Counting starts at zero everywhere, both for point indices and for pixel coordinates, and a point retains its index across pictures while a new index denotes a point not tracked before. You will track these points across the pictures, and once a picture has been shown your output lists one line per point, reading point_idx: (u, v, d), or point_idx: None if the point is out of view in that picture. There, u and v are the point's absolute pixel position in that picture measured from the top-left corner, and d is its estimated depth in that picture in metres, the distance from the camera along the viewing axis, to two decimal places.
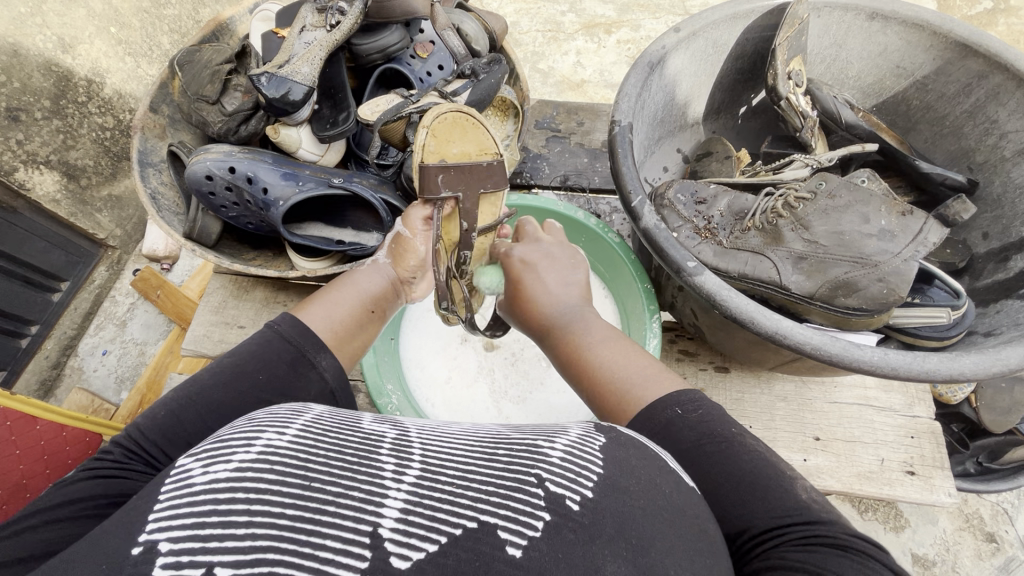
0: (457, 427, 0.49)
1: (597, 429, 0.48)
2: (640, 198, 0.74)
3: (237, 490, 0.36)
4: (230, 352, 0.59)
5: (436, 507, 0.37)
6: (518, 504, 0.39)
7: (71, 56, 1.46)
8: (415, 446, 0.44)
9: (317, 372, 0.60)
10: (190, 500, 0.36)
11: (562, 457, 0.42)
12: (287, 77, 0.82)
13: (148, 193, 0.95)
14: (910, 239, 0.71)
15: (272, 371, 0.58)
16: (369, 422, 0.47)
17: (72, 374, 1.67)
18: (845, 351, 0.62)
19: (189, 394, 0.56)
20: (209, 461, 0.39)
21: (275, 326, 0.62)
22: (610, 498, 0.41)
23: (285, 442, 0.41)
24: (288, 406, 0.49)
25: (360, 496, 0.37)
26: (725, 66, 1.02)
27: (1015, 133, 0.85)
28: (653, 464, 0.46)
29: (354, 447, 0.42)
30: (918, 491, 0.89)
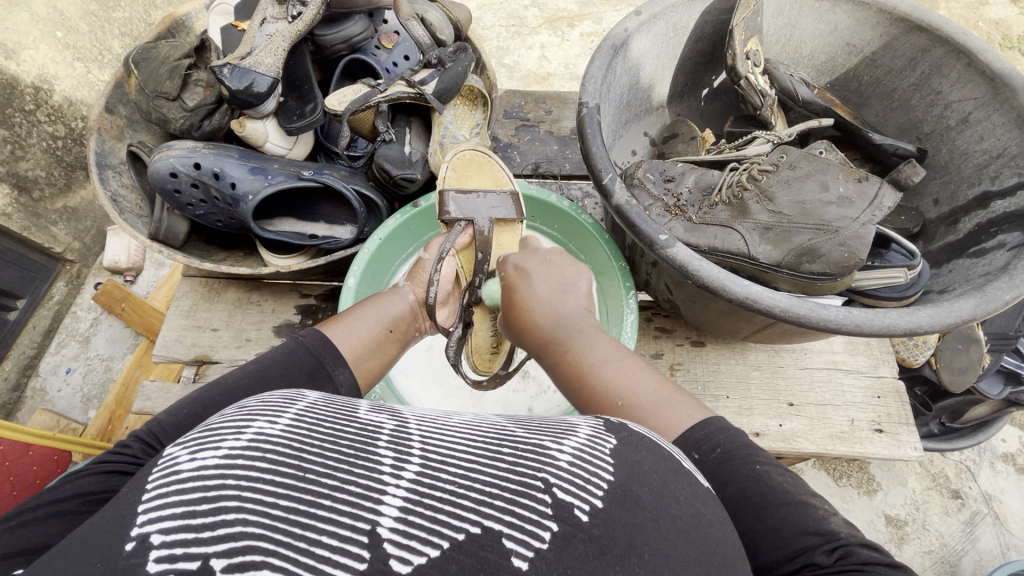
0: (460, 417, 0.47)
1: (607, 428, 0.46)
2: (611, 176, 0.76)
3: (227, 478, 0.34)
4: (255, 359, 0.61)
5: (437, 507, 0.36)
6: (524, 511, 0.37)
7: (15, 62, 1.40)
8: (414, 437, 0.41)
9: (334, 385, 0.63)
10: (178, 486, 0.34)
11: (570, 462, 0.41)
12: (251, 68, 0.80)
13: (109, 195, 0.92)
14: (867, 204, 0.75)
15: (293, 379, 0.60)
16: (366, 412, 0.44)
17: (34, 396, 1.60)
18: (813, 311, 0.65)
19: (212, 396, 0.57)
20: (197, 448, 0.37)
21: (301, 339, 0.64)
22: (620, 509, 0.39)
23: (277, 431, 0.39)
24: (281, 391, 0.46)
25: (357, 492, 0.35)
26: (685, 49, 1.04)
27: (958, 103, 0.90)
28: (665, 464, 0.45)
29: (350, 439, 0.39)
30: (887, 448, 0.93)
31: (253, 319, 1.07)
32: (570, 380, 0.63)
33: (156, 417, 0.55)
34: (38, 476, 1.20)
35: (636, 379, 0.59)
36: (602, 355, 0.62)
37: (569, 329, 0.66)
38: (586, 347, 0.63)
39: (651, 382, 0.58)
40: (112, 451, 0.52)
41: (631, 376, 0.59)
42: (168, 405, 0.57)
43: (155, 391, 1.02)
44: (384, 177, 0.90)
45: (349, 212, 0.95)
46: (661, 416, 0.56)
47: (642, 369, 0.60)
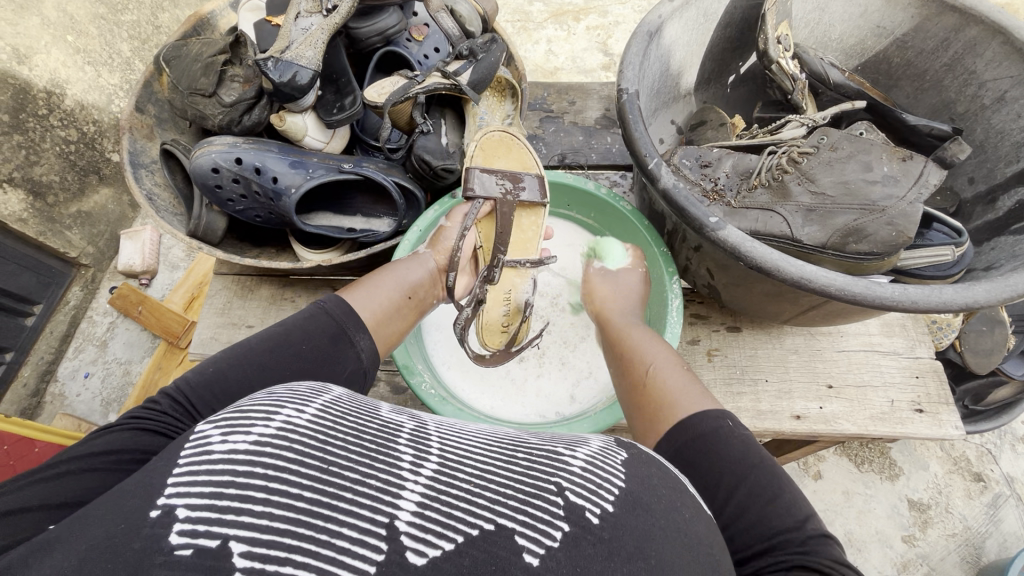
0: (473, 428, 0.51)
1: (619, 444, 0.51)
2: (655, 161, 0.76)
3: (256, 465, 0.36)
4: (279, 322, 0.64)
5: (454, 504, 0.38)
6: (537, 511, 0.40)
7: (28, 66, 1.40)
8: (432, 440, 0.45)
9: (355, 352, 0.66)
10: (208, 468, 0.36)
11: (582, 468, 0.45)
12: (293, 60, 0.80)
13: (145, 193, 0.92)
14: (913, 182, 0.75)
15: (315, 342, 0.63)
16: (387, 412, 0.48)
17: (54, 401, 1.60)
18: (869, 289, 0.65)
19: (237, 355, 0.59)
20: (228, 430, 0.39)
21: (322, 303, 0.68)
22: (629, 514, 0.42)
23: (304, 421, 0.41)
24: (308, 383, 0.49)
25: (377, 486, 0.37)
26: (715, 34, 1.05)
27: (994, 81, 0.90)
28: (674, 488, 0.48)
29: (372, 434, 0.42)
30: (928, 427, 0.94)
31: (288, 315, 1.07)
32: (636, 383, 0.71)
33: (184, 375, 0.57)
34: None
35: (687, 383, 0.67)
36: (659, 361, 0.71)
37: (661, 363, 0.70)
38: (665, 372, 0.68)
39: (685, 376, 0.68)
40: (142, 409, 0.54)
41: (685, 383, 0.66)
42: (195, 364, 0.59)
43: None
44: (424, 168, 0.90)
45: (388, 205, 0.95)
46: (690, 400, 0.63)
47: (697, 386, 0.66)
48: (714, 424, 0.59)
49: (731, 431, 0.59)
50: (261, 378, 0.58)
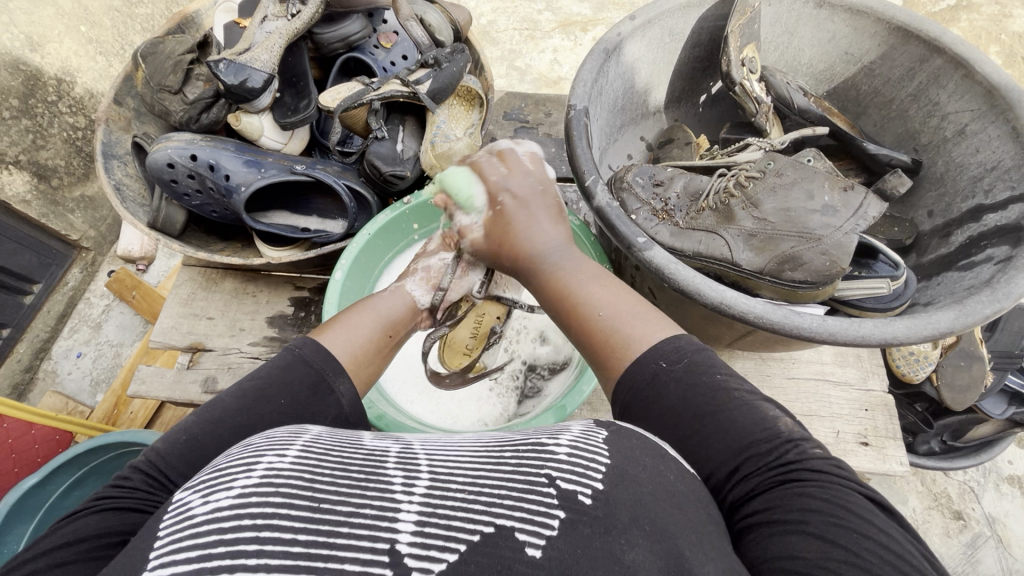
0: (459, 438, 0.49)
1: (598, 425, 0.48)
2: (593, 178, 0.76)
3: (243, 517, 0.35)
4: (252, 375, 0.58)
5: (451, 515, 0.38)
6: (531, 505, 0.39)
7: (39, 54, 1.45)
8: (419, 458, 0.44)
9: (335, 399, 0.59)
10: (193, 532, 0.35)
11: (568, 453, 0.42)
12: (246, 64, 0.82)
13: (112, 184, 0.95)
14: (852, 213, 0.74)
15: (294, 394, 0.56)
16: (369, 441, 0.47)
17: (46, 377, 1.65)
18: (787, 319, 0.65)
19: (214, 418, 0.53)
20: (208, 491, 0.38)
21: (295, 348, 0.60)
22: (621, 487, 0.41)
23: (287, 464, 0.40)
24: (285, 428, 0.48)
25: (372, 513, 0.37)
26: (684, 51, 1.04)
27: (955, 114, 0.88)
28: (653, 453, 0.45)
29: (359, 465, 0.42)
30: (872, 462, 0.92)
31: (247, 310, 1.09)
32: (559, 304, 0.62)
33: (154, 444, 0.51)
34: (39, 454, 1.25)
35: (614, 300, 0.58)
36: (585, 274, 0.62)
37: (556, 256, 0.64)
38: (571, 272, 0.62)
39: (629, 298, 0.59)
40: (112, 485, 0.48)
41: (628, 313, 0.56)
42: (165, 431, 0.53)
43: (150, 375, 1.04)
44: (375, 173, 0.92)
45: (341, 207, 0.97)
46: (633, 328, 0.55)
47: (625, 294, 0.59)
48: (654, 363, 0.52)
49: (668, 374, 0.51)
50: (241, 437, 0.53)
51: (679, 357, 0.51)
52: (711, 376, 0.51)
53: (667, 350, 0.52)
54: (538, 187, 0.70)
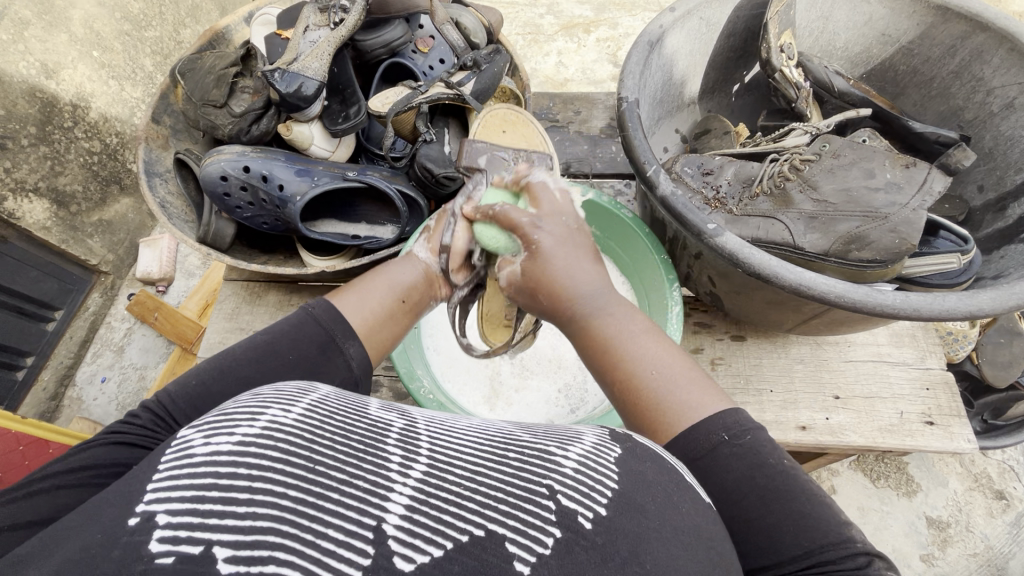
0: (464, 422, 0.48)
1: (613, 438, 0.47)
2: (655, 168, 0.76)
3: (239, 466, 0.35)
4: (265, 329, 0.61)
5: (443, 508, 0.37)
6: (528, 517, 0.38)
7: (55, 80, 1.44)
8: (422, 436, 0.43)
9: (343, 359, 0.61)
10: (191, 472, 0.35)
11: (574, 470, 0.42)
12: (299, 73, 0.83)
13: (158, 201, 0.94)
14: (917, 189, 0.75)
15: (302, 351, 0.59)
16: (376, 409, 0.45)
17: (72, 405, 1.62)
18: (869, 296, 0.64)
19: (221, 368, 0.57)
20: (211, 432, 0.38)
21: (309, 309, 0.63)
22: (624, 517, 0.40)
23: (290, 420, 0.39)
24: (295, 384, 0.47)
25: (364, 487, 0.36)
26: (718, 44, 1.05)
27: (1002, 88, 0.89)
28: (669, 477, 0.45)
29: (360, 434, 0.40)
30: (939, 440, 0.91)
31: None
32: (591, 353, 0.60)
33: (166, 387, 0.55)
34: None
35: (669, 364, 0.56)
36: (627, 328, 0.59)
37: (598, 304, 0.60)
38: (610, 321, 0.60)
39: (681, 362, 0.57)
40: (121, 421, 0.53)
41: (670, 373, 0.55)
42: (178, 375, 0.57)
43: None
44: (426, 176, 0.91)
45: (392, 212, 0.96)
46: (685, 396, 0.54)
47: (676, 356, 0.57)
48: (715, 435, 0.51)
49: (728, 448, 0.51)
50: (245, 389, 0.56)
51: (742, 434, 0.52)
52: (772, 463, 0.51)
53: (729, 423, 0.52)
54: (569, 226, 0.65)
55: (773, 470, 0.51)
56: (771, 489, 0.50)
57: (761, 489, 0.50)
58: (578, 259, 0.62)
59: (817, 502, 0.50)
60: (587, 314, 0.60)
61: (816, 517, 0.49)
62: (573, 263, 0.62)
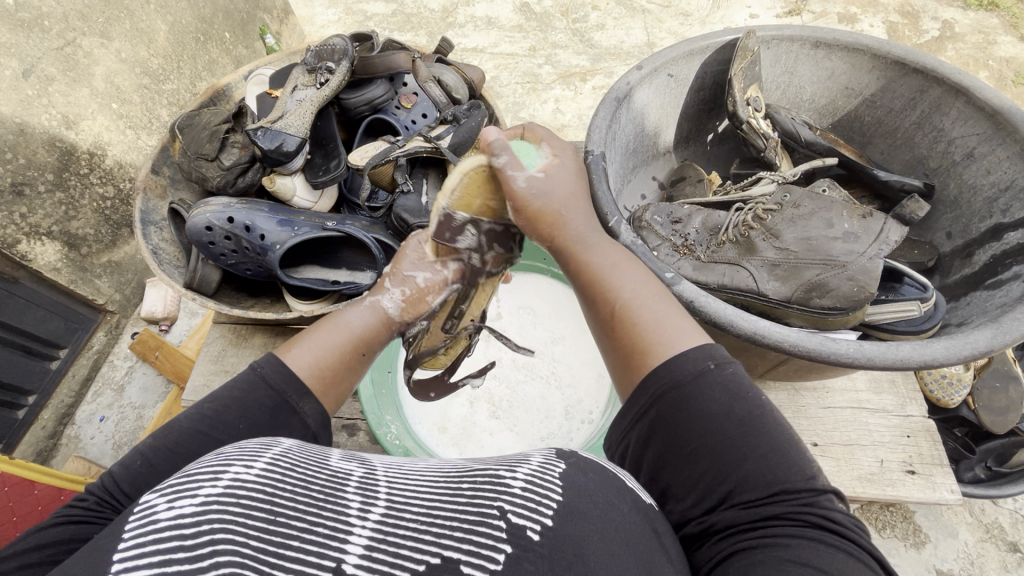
0: (423, 464, 0.48)
1: (559, 455, 0.47)
2: (616, 218, 0.79)
3: (201, 525, 0.34)
4: (210, 395, 0.56)
5: (400, 543, 0.37)
6: (480, 537, 0.38)
7: (75, 131, 1.43)
8: (381, 483, 0.42)
9: (299, 420, 0.57)
10: (155, 537, 0.34)
11: (523, 486, 0.42)
12: (281, 130, 0.90)
13: (150, 248, 0.98)
14: (873, 238, 0.76)
15: (252, 419, 0.55)
16: (336, 460, 0.45)
17: (69, 444, 1.58)
18: (822, 345, 0.66)
19: (167, 445, 0.53)
20: (175, 496, 0.37)
21: (258, 368, 0.59)
22: (571, 525, 0.40)
23: (253, 476, 0.39)
24: (256, 440, 0.46)
25: (324, 533, 0.36)
26: (689, 97, 1.10)
27: (961, 139, 0.92)
28: (612, 488, 0.45)
29: (321, 484, 0.40)
30: (921, 491, 0.89)
31: None
32: (582, 278, 0.64)
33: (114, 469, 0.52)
34: None
35: (653, 295, 0.59)
36: (613, 260, 0.64)
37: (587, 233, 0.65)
38: (595, 251, 0.64)
39: (664, 299, 0.59)
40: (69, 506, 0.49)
41: (668, 318, 0.56)
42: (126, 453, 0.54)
43: None
44: (402, 226, 0.97)
45: (370, 259, 1.00)
46: (679, 337, 0.54)
47: (657, 284, 0.60)
48: (706, 363, 0.51)
49: (715, 378, 0.50)
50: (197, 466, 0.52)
51: (726, 364, 0.52)
52: (748, 398, 0.50)
53: (715, 355, 0.52)
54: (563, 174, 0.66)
55: (734, 424, 0.49)
56: (732, 440, 0.49)
57: (725, 441, 0.49)
58: (579, 203, 0.66)
59: (776, 450, 0.48)
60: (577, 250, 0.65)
61: (776, 463, 0.47)
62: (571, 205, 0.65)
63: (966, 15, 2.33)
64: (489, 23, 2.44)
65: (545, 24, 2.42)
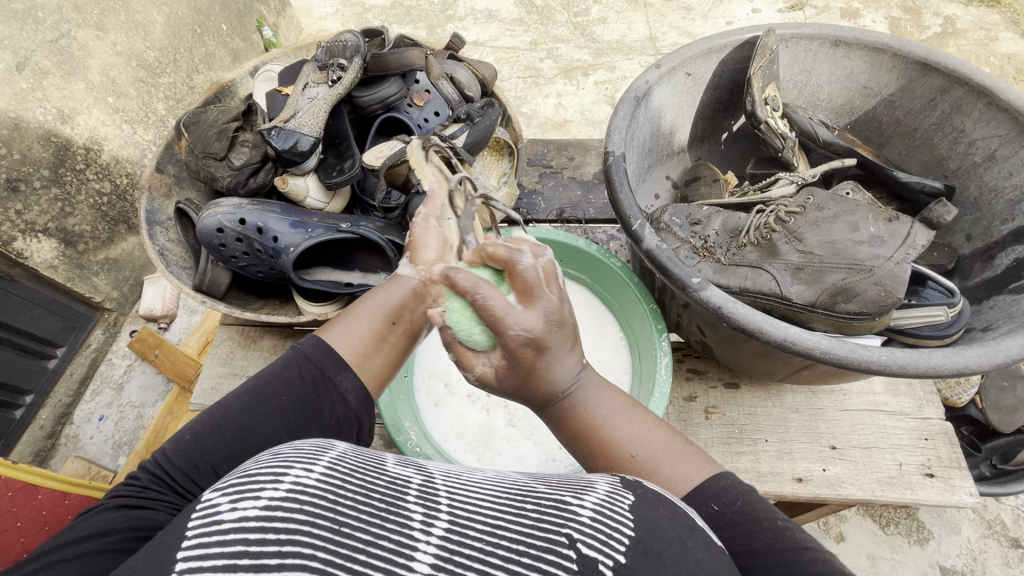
0: (480, 474, 0.47)
1: (625, 485, 0.45)
2: (640, 222, 0.77)
3: (268, 532, 0.34)
4: (252, 376, 0.60)
5: (466, 565, 0.36)
6: (548, 566, 0.37)
7: (70, 126, 1.40)
8: (441, 492, 0.42)
9: (338, 395, 0.59)
10: (220, 540, 0.34)
11: (593, 517, 0.40)
12: (295, 130, 0.88)
13: (157, 249, 0.96)
14: (900, 243, 0.75)
15: (293, 391, 0.58)
16: (394, 464, 0.44)
17: (67, 443, 1.55)
18: (854, 352, 0.65)
19: (211, 421, 0.55)
20: (238, 496, 0.37)
21: (300, 347, 0.61)
22: (643, 565, 0.39)
23: (314, 480, 0.38)
24: (311, 440, 0.45)
25: (389, 547, 0.35)
26: (705, 96, 1.08)
27: (983, 140, 0.91)
28: (682, 526, 0.43)
29: (382, 492, 0.39)
30: (939, 494, 0.89)
31: None
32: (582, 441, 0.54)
33: (160, 448, 0.54)
34: None
35: (653, 439, 0.53)
36: (608, 408, 0.54)
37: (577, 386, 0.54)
38: (595, 404, 0.54)
39: (662, 437, 0.53)
40: (122, 485, 0.52)
41: (672, 457, 0.52)
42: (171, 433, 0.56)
43: None
44: None
45: (385, 261, 0.98)
46: (678, 467, 0.51)
47: (652, 423, 0.54)
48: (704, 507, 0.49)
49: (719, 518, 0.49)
50: (243, 442, 0.55)
51: (732, 499, 0.49)
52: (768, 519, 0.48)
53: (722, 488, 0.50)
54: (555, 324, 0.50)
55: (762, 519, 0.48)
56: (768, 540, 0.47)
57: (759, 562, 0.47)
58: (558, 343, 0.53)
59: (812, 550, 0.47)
60: (571, 399, 0.53)
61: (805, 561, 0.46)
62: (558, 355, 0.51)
63: (967, 11, 2.33)
64: (489, 16, 2.40)
65: (545, 18, 2.39)
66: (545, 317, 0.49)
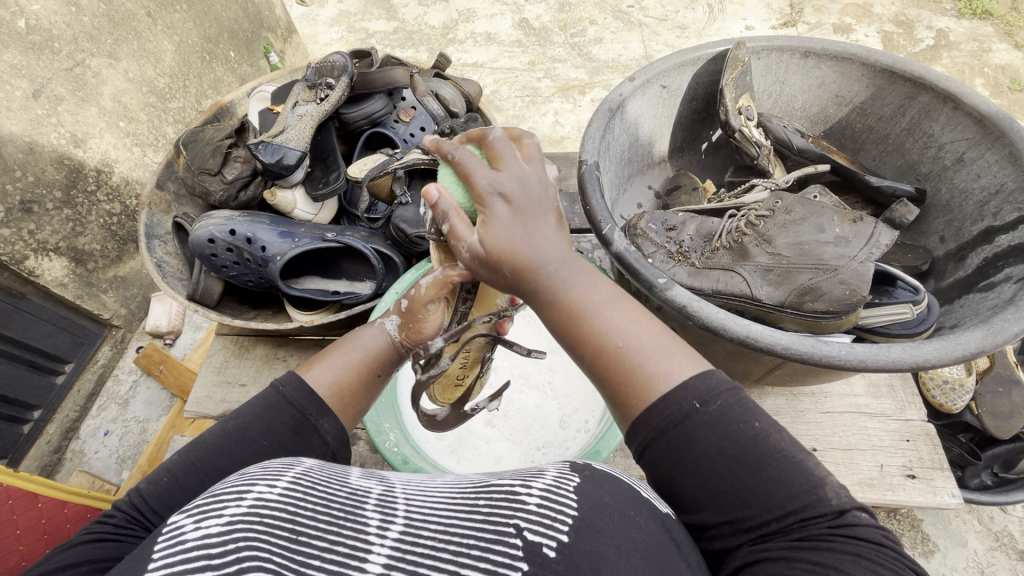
0: (440, 481, 0.49)
1: (573, 468, 0.48)
2: (610, 227, 0.80)
3: (227, 545, 0.36)
4: (235, 412, 0.57)
5: (419, 561, 0.38)
6: (497, 556, 0.39)
7: (83, 149, 1.46)
8: (399, 500, 0.43)
9: (319, 437, 0.57)
10: (182, 556, 0.35)
11: (539, 502, 0.42)
12: (282, 144, 0.92)
13: (153, 261, 1.00)
14: (864, 242, 0.77)
15: (274, 435, 0.55)
16: (357, 477, 0.47)
17: (73, 458, 1.59)
18: (813, 348, 0.67)
19: (192, 460, 0.53)
20: (201, 517, 0.38)
21: (279, 386, 0.58)
22: (586, 540, 0.41)
23: (275, 495, 0.40)
24: (280, 459, 0.48)
25: (344, 552, 0.38)
26: (682, 107, 1.12)
27: (952, 144, 0.93)
28: (625, 497, 0.45)
29: (341, 502, 0.41)
30: (921, 495, 0.89)
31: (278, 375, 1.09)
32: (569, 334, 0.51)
33: (139, 486, 0.51)
34: None
35: (639, 331, 0.49)
36: (600, 298, 0.50)
37: (561, 275, 0.49)
38: (586, 300, 0.50)
39: (646, 325, 0.50)
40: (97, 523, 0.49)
41: (651, 345, 0.49)
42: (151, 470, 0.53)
43: None
44: (401, 236, 0.98)
45: (370, 269, 1.01)
46: (656, 362, 0.48)
47: (643, 317, 0.50)
48: (686, 403, 0.46)
49: (701, 416, 0.46)
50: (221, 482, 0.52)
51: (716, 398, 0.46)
52: (752, 423, 0.47)
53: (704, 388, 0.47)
54: (539, 190, 0.49)
55: (750, 436, 0.46)
56: (749, 451, 0.45)
57: (730, 454, 0.45)
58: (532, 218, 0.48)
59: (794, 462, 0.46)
60: (552, 284, 0.49)
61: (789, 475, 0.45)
62: (536, 227, 0.48)
63: (960, 23, 2.36)
64: (489, 39, 2.48)
65: (543, 39, 2.46)
66: (539, 181, 0.49)
